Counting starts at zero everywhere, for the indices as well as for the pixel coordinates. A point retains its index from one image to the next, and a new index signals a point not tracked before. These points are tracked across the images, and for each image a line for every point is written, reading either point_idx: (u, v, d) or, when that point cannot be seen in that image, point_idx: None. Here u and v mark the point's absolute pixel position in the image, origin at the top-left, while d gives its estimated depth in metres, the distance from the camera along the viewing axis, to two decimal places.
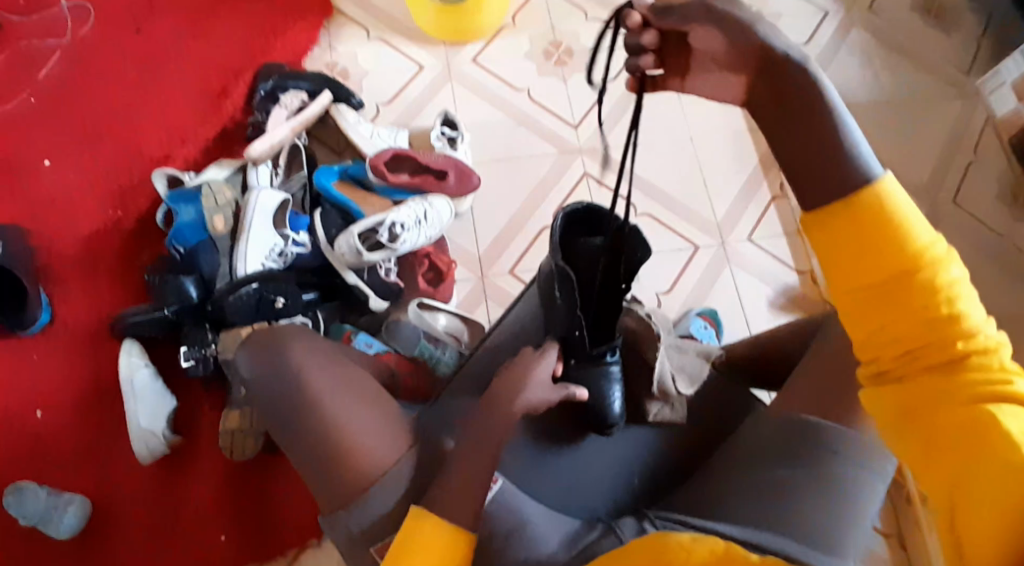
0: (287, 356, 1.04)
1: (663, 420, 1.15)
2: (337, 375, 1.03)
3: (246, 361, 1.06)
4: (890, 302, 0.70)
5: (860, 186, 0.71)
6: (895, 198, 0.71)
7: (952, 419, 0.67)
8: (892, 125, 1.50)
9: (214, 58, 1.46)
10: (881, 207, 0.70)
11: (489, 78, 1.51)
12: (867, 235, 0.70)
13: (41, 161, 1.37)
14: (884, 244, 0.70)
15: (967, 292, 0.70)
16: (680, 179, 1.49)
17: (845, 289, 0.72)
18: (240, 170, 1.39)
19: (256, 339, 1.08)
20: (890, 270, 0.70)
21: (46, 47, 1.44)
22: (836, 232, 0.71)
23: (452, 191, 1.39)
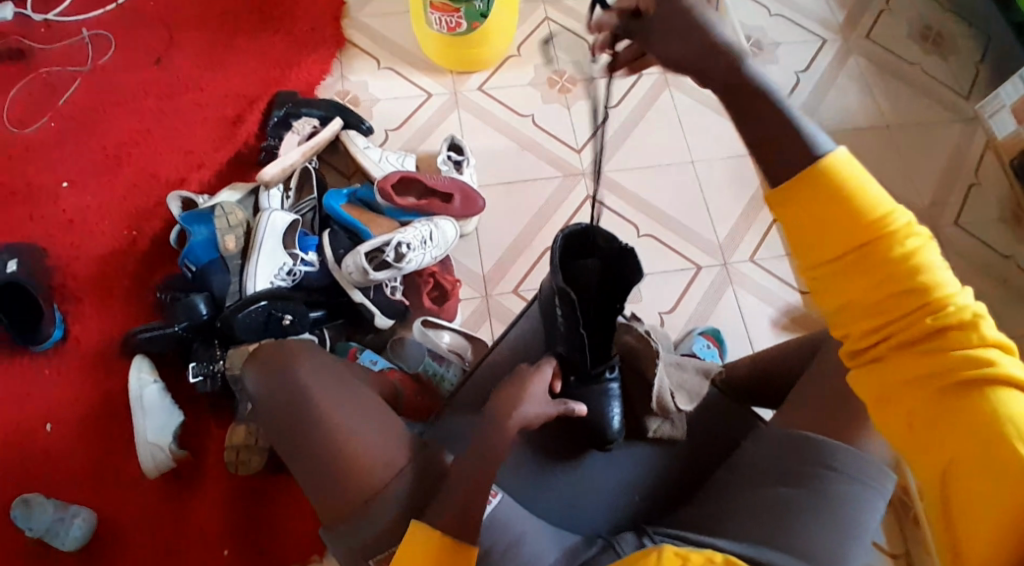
0: (293, 374, 1.04)
1: (663, 436, 1.15)
2: (340, 387, 1.04)
3: (252, 377, 1.06)
4: (862, 280, 0.69)
5: (817, 163, 0.69)
6: (852, 169, 0.70)
7: (937, 395, 0.69)
8: (893, 148, 1.53)
9: (228, 86, 1.52)
10: (840, 181, 0.69)
11: (495, 105, 1.55)
12: (833, 212, 0.69)
13: (61, 183, 1.43)
14: (852, 220, 0.69)
15: (935, 260, 0.69)
16: (682, 202, 1.52)
17: (812, 267, 0.72)
18: (253, 192, 1.43)
19: (263, 354, 1.08)
20: (856, 246, 0.69)
21: (67, 75, 1.50)
22: (798, 209, 0.71)
23: (457, 213, 1.43)
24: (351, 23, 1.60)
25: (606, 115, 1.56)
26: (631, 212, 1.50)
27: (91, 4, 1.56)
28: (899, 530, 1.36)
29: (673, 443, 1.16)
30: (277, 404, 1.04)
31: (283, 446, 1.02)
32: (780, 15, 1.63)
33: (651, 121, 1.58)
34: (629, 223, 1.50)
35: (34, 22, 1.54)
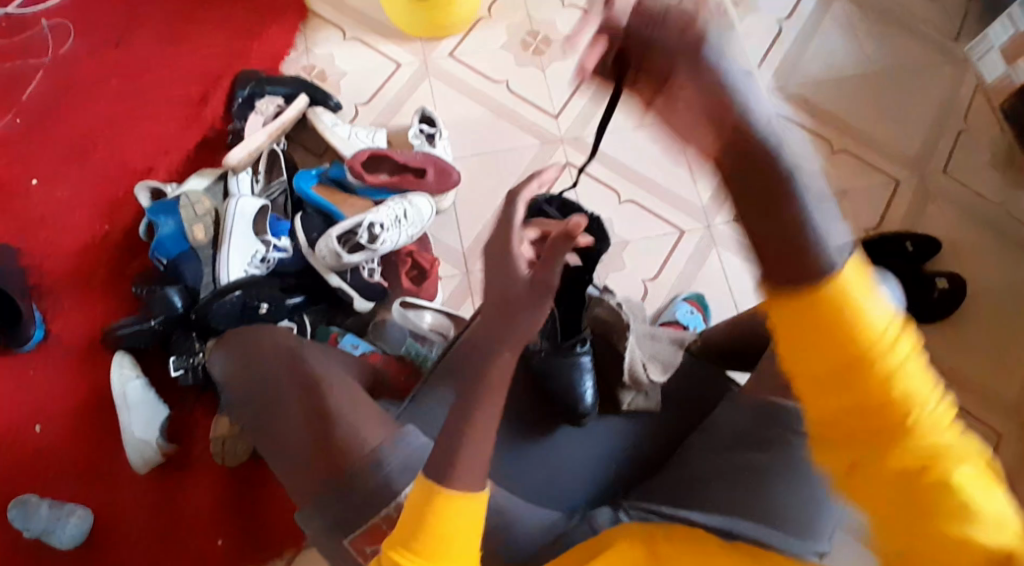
0: (257, 354, 1.04)
1: (637, 408, 1.16)
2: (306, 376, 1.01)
3: (221, 361, 1.07)
4: (853, 396, 0.63)
5: (821, 271, 0.62)
6: (859, 285, 0.62)
7: (917, 523, 0.63)
8: (880, 96, 1.51)
9: (193, 67, 1.47)
10: (846, 294, 0.61)
11: (468, 73, 1.50)
12: (830, 325, 0.62)
13: (31, 180, 1.39)
14: (848, 338, 0.62)
15: (927, 384, 0.63)
16: (665, 164, 1.48)
17: (804, 373, 0.64)
18: (221, 178, 1.41)
19: (230, 338, 1.08)
20: (854, 366, 0.62)
21: (28, 67, 1.45)
22: (793, 323, 0.63)
23: (432, 189, 1.40)
24: None
25: (583, 75, 1.51)
26: (612, 178, 1.47)
27: None
28: None
29: (650, 414, 1.17)
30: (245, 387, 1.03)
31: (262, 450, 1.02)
32: None
33: None
34: (609, 189, 1.46)
35: None
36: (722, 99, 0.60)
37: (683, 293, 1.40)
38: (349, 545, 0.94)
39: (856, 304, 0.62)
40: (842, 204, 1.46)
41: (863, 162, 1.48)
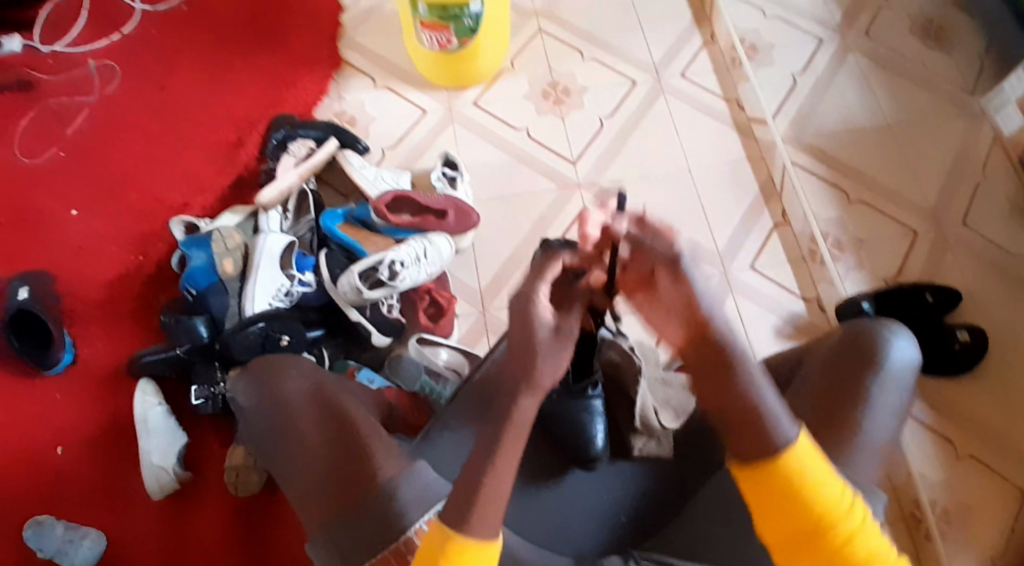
0: (276, 391, 1.06)
1: (648, 454, 1.17)
2: (320, 405, 1.04)
3: (242, 390, 1.08)
4: (808, 545, 0.84)
5: (775, 455, 0.82)
6: (805, 459, 0.83)
7: None
8: (895, 148, 1.54)
9: (229, 110, 1.54)
10: (795, 471, 0.82)
11: (491, 120, 1.56)
12: (786, 496, 0.83)
13: (70, 212, 1.46)
14: (801, 505, 0.83)
15: (863, 525, 0.85)
16: (681, 209, 1.50)
17: (770, 528, 0.85)
18: (252, 215, 1.45)
19: (253, 367, 1.09)
20: (805, 524, 0.83)
21: (74, 105, 1.54)
22: (754, 485, 0.84)
23: (452, 229, 1.43)
24: (346, 42, 1.62)
25: (601, 124, 1.56)
26: None
27: (97, 34, 1.60)
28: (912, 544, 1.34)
29: (661, 461, 1.18)
30: (265, 425, 1.04)
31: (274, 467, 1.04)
32: (776, 18, 1.65)
33: (649, 129, 1.56)
34: None
35: (43, 53, 1.58)
36: (687, 307, 0.78)
37: None
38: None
39: (799, 467, 0.82)
40: (859, 254, 1.48)
41: (880, 212, 1.50)
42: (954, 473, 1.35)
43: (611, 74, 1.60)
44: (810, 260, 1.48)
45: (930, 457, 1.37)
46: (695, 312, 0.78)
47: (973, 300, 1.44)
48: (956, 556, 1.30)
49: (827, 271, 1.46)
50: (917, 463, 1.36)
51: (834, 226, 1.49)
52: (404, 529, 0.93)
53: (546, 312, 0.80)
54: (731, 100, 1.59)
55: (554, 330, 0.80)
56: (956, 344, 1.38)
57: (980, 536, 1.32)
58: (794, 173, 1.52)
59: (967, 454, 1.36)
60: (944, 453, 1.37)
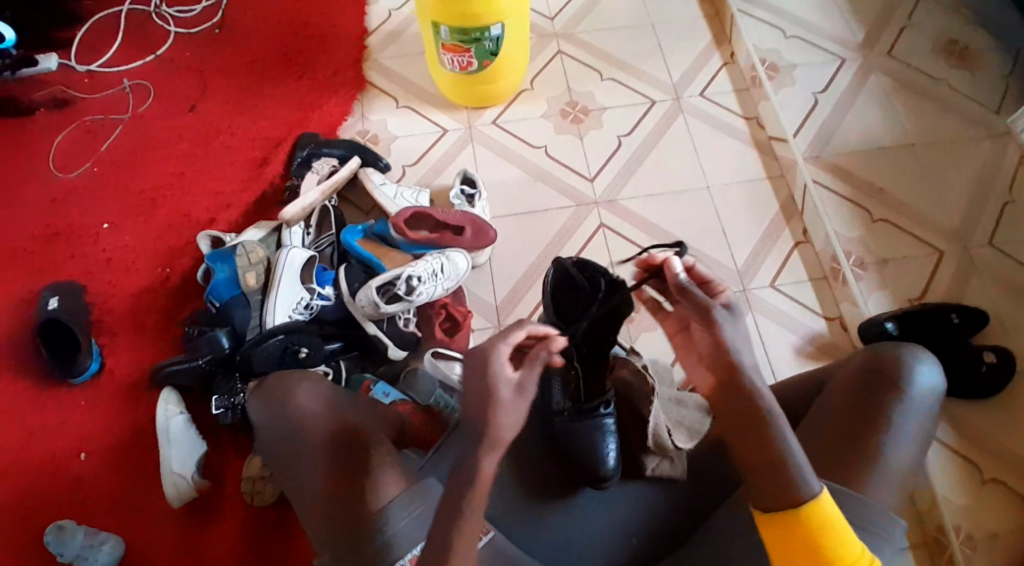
0: (293, 404, 1.09)
1: (661, 474, 1.16)
2: (332, 420, 1.08)
3: (256, 410, 1.11)
4: None
5: (799, 501, 0.89)
6: (826, 508, 0.90)
7: None
8: (919, 168, 1.51)
9: (256, 130, 1.59)
10: (816, 517, 0.89)
11: (509, 139, 1.58)
12: (806, 540, 0.90)
13: (102, 226, 1.51)
14: (819, 549, 0.90)
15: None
16: (698, 227, 1.50)
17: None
18: (275, 230, 1.48)
19: (265, 387, 1.12)
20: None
21: (108, 123, 1.60)
22: (778, 529, 0.90)
23: (469, 245, 1.45)
24: (372, 65, 1.67)
25: (619, 142, 1.57)
26: (645, 239, 1.49)
27: (131, 55, 1.66)
28: None
29: (674, 482, 1.17)
30: (281, 438, 1.08)
31: (291, 472, 1.06)
32: (795, 37, 1.65)
33: (667, 147, 1.56)
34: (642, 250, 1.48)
35: (79, 72, 1.64)
36: (715, 360, 0.91)
37: None
38: None
39: (825, 518, 0.89)
40: (882, 274, 1.45)
41: (904, 232, 1.47)
42: (979, 496, 1.34)
43: (629, 93, 1.62)
44: (832, 279, 1.46)
45: (954, 481, 1.35)
46: (722, 356, 0.90)
47: (999, 322, 1.41)
48: None
49: (849, 291, 1.44)
50: (939, 487, 1.34)
51: (856, 245, 1.47)
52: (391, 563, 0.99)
53: (503, 368, 0.90)
54: (751, 119, 1.60)
55: (515, 384, 0.89)
56: (982, 367, 1.36)
57: (1005, 561, 1.30)
58: (816, 192, 1.50)
59: (992, 478, 1.35)
60: (969, 477, 1.35)
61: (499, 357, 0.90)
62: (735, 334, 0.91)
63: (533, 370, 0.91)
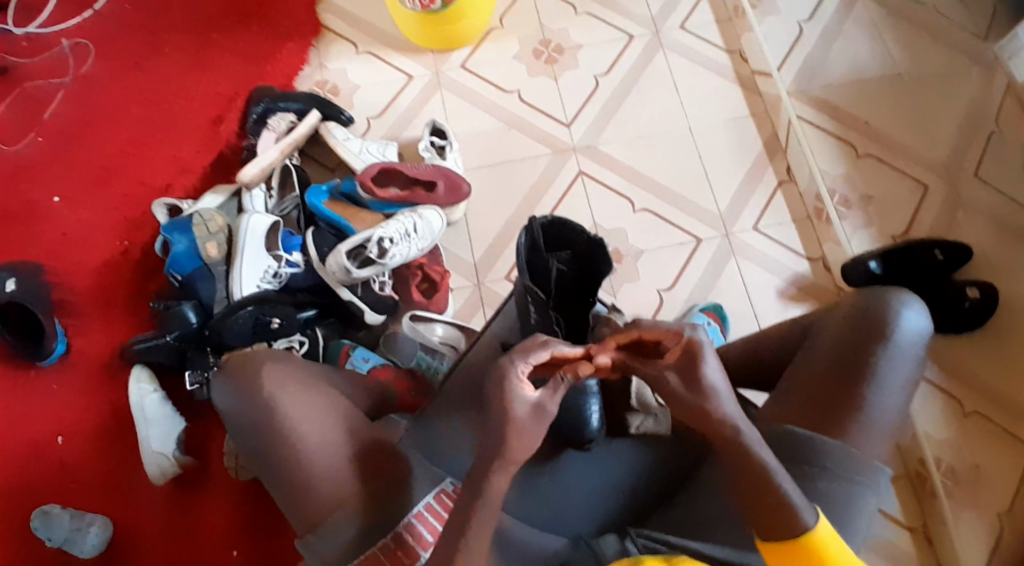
0: (262, 385, 1.04)
1: (646, 432, 1.17)
2: (313, 406, 1.04)
3: (224, 390, 1.06)
4: None
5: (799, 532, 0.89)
6: (829, 540, 0.89)
7: None
8: (902, 101, 1.47)
9: (208, 86, 1.49)
10: (818, 548, 0.89)
11: (479, 83, 1.50)
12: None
13: (54, 199, 1.43)
14: None
15: None
16: (679, 171, 1.45)
17: None
18: (235, 195, 1.42)
19: (231, 366, 1.07)
20: None
21: (50, 88, 1.49)
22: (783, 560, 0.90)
23: (442, 202, 1.39)
24: (327, 7, 1.56)
25: (596, 83, 1.50)
26: (626, 187, 1.44)
27: (69, 13, 1.55)
28: (918, 504, 1.34)
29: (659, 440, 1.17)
30: (249, 420, 1.04)
31: (271, 464, 1.02)
32: None
33: (646, 87, 1.49)
34: (623, 199, 1.43)
35: (15, 34, 1.53)
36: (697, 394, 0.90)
37: (701, 304, 1.36)
38: None
39: (826, 546, 0.89)
40: (868, 211, 1.42)
41: (889, 166, 1.44)
42: (961, 431, 1.35)
43: (606, 30, 1.53)
44: (815, 218, 1.43)
45: (936, 418, 1.36)
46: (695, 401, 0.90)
47: (983, 256, 1.39)
48: (959, 514, 1.31)
49: (833, 231, 1.41)
50: (922, 423, 1.36)
51: (841, 183, 1.43)
52: (400, 519, 1.00)
53: (527, 386, 0.91)
54: (734, 52, 1.53)
55: (536, 404, 0.90)
56: (965, 304, 1.35)
57: (985, 494, 1.32)
58: (801, 127, 1.45)
59: (974, 411, 1.36)
60: (952, 412, 1.36)
61: (519, 373, 0.91)
62: (712, 376, 0.90)
63: (555, 392, 0.91)
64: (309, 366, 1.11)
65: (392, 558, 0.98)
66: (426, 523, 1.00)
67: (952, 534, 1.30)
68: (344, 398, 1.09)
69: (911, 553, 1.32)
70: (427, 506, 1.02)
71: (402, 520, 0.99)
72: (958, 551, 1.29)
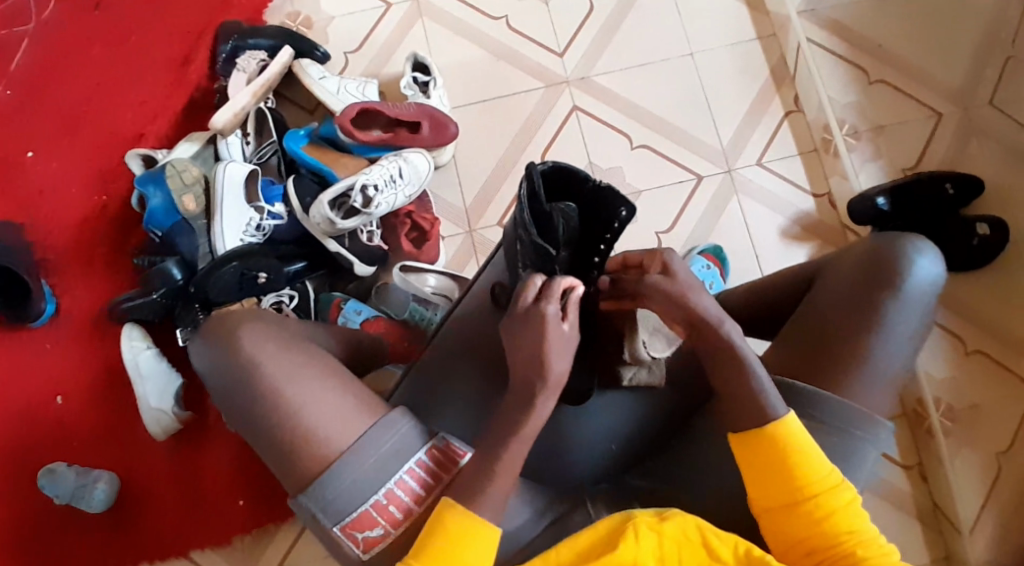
0: (242, 346, 0.98)
1: (639, 383, 1.09)
2: (295, 361, 0.98)
3: (203, 352, 1.01)
4: (797, 515, 0.90)
5: (763, 422, 0.92)
6: (794, 431, 0.91)
7: None
8: (917, 19, 1.37)
9: (174, 25, 1.39)
10: (783, 439, 0.91)
11: (464, 10, 1.40)
12: (774, 461, 0.91)
13: (26, 152, 1.36)
14: (789, 473, 0.90)
15: (853, 501, 0.91)
16: (679, 103, 1.36)
17: (761, 503, 0.92)
18: (211, 142, 1.35)
19: (212, 328, 1.02)
20: (797, 497, 0.90)
21: (12, 36, 1.38)
22: (751, 453, 0.92)
23: (428, 143, 1.32)
24: None
25: (591, 6, 1.39)
26: (622, 121, 1.35)
27: None
28: (914, 441, 1.35)
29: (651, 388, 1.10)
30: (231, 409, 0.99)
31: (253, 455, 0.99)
32: None
33: (646, 9, 1.39)
34: (620, 135, 1.35)
35: None
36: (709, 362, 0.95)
37: (700, 245, 1.30)
38: (339, 532, 0.92)
39: (791, 436, 0.91)
40: (878, 142, 1.34)
41: (901, 91, 1.35)
42: (961, 371, 1.34)
43: None
44: (823, 151, 1.35)
45: (937, 356, 1.35)
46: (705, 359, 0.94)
47: (997, 190, 1.31)
48: (957, 454, 1.31)
49: (840, 164, 1.33)
50: (923, 362, 1.34)
51: (851, 111, 1.35)
52: (387, 478, 0.93)
53: (558, 323, 0.93)
54: None
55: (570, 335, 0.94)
56: (974, 240, 1.27)
57: (985, 432, 1.32)
58: (810, 52, 1.36)
59: (976, 350, 1.34)
60: (953, 350, 1.35)
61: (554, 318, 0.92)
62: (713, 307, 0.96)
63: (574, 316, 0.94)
64: (296, 334, 1.05)
65: (384, 515, 0.93)
66: (418, 478, 0.94)
67: (949, 474, 1.30)
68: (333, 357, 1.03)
69: (906, 490, 1.33)
70: (419, 462, 0.94)
71: (391, 477, 0.93)
72: (953, 490, 1.29)
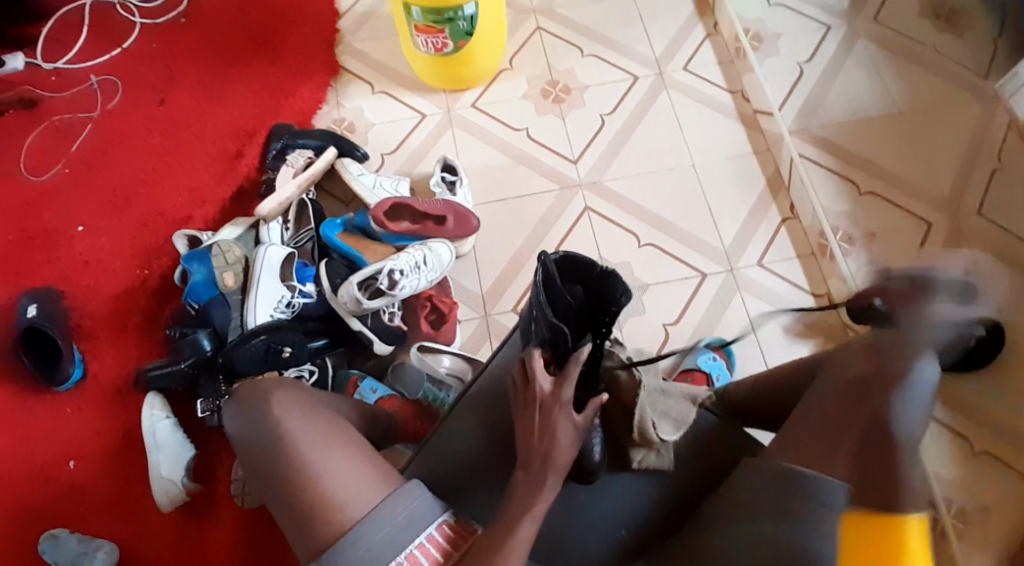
0: (272, 409, 1.02)
1: (648, 466, 1.07)
2: (319, 428, 1.00)
3: (233, 416, 1.04)
4: None
5: (903, 514, 0.87)
6: (918, 541, 0.86)
7: None
8: (903, 135, 1.49)
9: (228, 123, 1.55)
10: (903, 537, 0.86)
11: (490, 122, 1.56)
12: (883, 549, 0.86)
13: (77, 228, 1.48)
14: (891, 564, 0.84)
15: None
16: (681, 207, 1.48)
17: None
18: (253, 227, 1.45)
19: (242, 395, 1.05)
20: None
21: (78, 122, 1.55)
22: (867, 536, 0.87)
23: (452, 235, 1.42)
24: (344, 49, 1.65)
25: (602, 122, 1.55)
26: (630, 221, 1.47)
27: (97, 49, 1.62)
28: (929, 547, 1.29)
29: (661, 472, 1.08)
30: (245, 431, 1.02)
31: (254, 476, 1.01)
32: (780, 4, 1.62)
33: (651, 123, 1.55)
34: (628, 233, 1.46)
35: (45, 70, 1.59)
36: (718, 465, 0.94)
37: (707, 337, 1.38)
38: None
39: (910, 541, 0.85)
40: (871, 248, 1.42)
41: (891, 203, 1.46)
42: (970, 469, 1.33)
43: (611, 70, 1.60)
44: (819, 255, 1.45)
45: (943, 456, 1.34)
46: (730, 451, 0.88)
47: None
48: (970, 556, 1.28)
49: (837, 267, 1.41)
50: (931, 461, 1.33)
51: (844, 220, 1.45)
52: (399, 551, 0.93)
53: (571, 421, 0.96)
54: (736, 92, 1.59)
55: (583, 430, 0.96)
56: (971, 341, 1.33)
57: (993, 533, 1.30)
58: (803, 166, 1.48)
59: (983, 451, 1.34)
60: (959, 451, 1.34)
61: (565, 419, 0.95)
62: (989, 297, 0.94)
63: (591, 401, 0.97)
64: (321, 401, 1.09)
65: None
66: (428, 553, 0.94)
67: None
68: (338, 414, 1.07)
69: None
70: (430, 537, 0.95)
71: (402, 551, 0.93)
72: None
